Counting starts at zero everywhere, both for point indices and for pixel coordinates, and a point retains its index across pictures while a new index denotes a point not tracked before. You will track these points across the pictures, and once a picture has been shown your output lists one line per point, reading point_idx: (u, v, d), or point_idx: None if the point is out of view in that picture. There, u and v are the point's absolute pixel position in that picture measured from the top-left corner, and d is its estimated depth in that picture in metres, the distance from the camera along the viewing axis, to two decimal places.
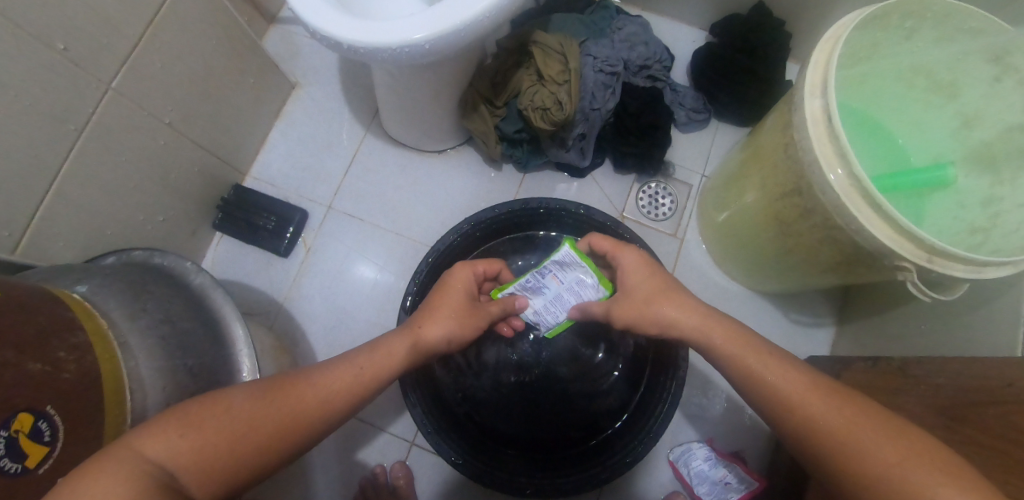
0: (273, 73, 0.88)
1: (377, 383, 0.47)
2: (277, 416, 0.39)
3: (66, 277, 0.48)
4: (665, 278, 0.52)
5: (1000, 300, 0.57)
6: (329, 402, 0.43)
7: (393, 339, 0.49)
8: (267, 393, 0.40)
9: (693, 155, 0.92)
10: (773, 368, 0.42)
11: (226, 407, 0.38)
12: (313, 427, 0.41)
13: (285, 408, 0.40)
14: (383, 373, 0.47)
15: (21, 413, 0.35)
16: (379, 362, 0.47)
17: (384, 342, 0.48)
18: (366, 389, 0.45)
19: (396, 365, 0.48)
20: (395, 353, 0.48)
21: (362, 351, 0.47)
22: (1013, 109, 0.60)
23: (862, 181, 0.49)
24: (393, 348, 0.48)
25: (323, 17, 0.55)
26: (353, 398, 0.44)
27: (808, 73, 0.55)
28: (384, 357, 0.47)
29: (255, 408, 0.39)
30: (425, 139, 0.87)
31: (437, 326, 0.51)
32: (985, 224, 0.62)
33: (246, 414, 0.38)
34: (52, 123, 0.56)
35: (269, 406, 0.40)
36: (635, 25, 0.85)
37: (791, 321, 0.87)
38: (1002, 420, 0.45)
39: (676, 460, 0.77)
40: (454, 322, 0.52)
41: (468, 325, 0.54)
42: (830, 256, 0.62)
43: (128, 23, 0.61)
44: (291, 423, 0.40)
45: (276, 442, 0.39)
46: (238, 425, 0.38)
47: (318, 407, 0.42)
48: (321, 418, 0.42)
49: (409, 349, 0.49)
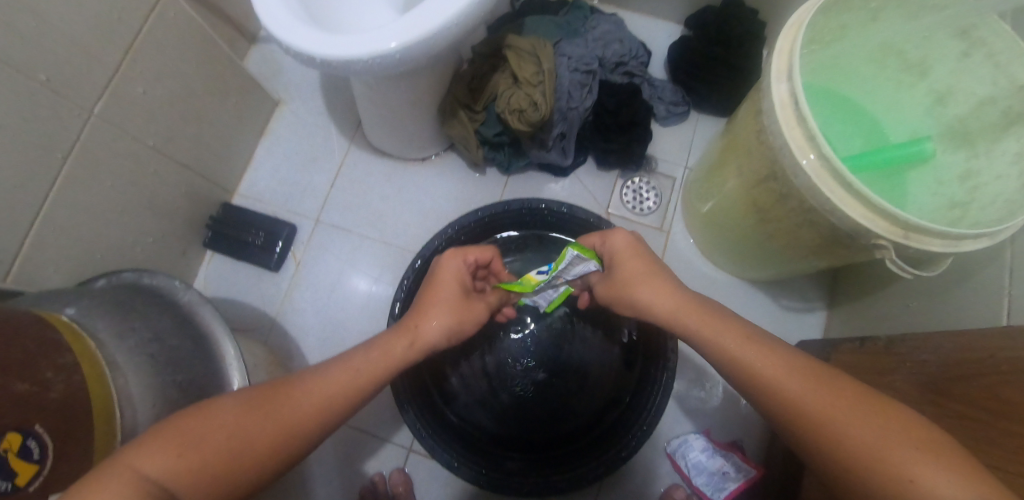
0: (255, 91, 0.90)
1: (376, 383, 0.46)
2: (275, 425, 0.40)
3: (54, 301, 0.49)
4: (652, 261, 0.52)
5: (984, 273, 0.58)
6: (328, 407, 0.43)
7: (389, 338, 0.49)
8: (262, 400, 0.40)
9: (674, 149, 0.92)
10: (754, 349, 0.42)
11: (218, 419, 0.38)
12: (314, 431, 0.42)
13: (283, 414, 0.40)
14: (383, 372, 0.46)
15: (8, 433, 0.35)
16: (377, 364, 0.46)
17: (380, 343, 0.48)
18: (366, 391, 0.45)
19: (393, 365, 0.47)
20: (392, 353, 0.48)
21: (359, 352, 0.47)
22: (985, 82, 0.61)
23: (833, 162, 0.50)
24: (390, 347, 0.48)
25: (295, 33, 0.56)
26: (352, 401, 0.44)
27: (773, 59, 0.56)
28: (383, 356, 0.47)
29: (251, 418, 0.39)
30: (408, 148, 0.88)
31: (433, 321, 0.51)
32: (964, 198, 0.62)
33: (242, 423, 0.39)
34: (38, 152, 0.58)
35: (266, 415, 0.40)
36: (609, 23, 0.87)
37: (781, 307, 0.87)
38: (986, 390, 0.45)
39: (674, 452, 0.77)
40: (449, 316, 0.51)
41: (463, 316, 0.53)
42: (809, 238, 0.62)
43: (108, 50, 0.62)
44: (290, 430, 0.40)
45: (276, 449, 0.39)
46: (234, 437, 0.38)
47: (317, 413, 0.42)
48: (321, 423, 0.42)
49: (405, 348, 0.48)
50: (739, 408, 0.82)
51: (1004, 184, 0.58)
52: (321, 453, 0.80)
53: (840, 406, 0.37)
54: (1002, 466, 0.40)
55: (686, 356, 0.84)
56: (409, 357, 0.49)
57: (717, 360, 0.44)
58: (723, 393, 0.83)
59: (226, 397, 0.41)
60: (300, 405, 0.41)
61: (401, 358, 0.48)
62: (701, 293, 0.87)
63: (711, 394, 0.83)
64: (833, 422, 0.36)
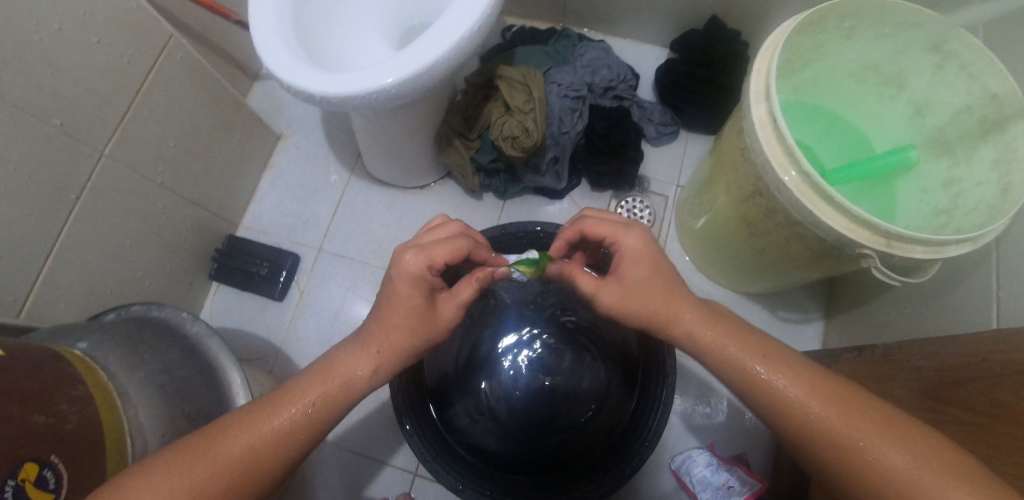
0: (259, 127, 0.93)
1: (334, 410, 0.44)
2: (226, 469, 0.40)
3: (67, 336, 0.51)
4: (664, 270, 0.50)
5: (972, 278, 0.59)
6: (285, 442, 0.42)
7: (346, 357, 0.46)
8: (215, 443, 0.40)
9: (666, 168, 0.95)
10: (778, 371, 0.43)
11: (170, 468, 0.39)
12: (275, 465, 0.42)
13: (234, 458, 0.40)
14: (341, 399, 0.45)
15: (25, 463, 0.37)
16: (332, 388, 0.44)
17: (334, 366, 0.45)
18: (322, 419, 0.44)
19: (349, 387, 0.45)
20: (349, 375, 0.45)
21: (313, 380, 0.45)
22: (959, 92, 0.63)
23: (813, 177, 0.52)
24: (346, 368, 0.45)
25: (295, 72, 0.59)
26: (307, 433, 0.43)
27: (752, 81, 0.58)
28: (339, 381, 0.45)
29: (199, 465, 0.39)
30: (407, 176, 0.91)
31: (392, 331, 0.47)
32: (948, 205, 0.64)
33: (191, 472, 0.39)
34: (52, 192, 0.60)
35: (214, 460, 0.40)
36: (597, 50, 0.91)
37: (779, 319, 0.88)
38: (979, 393, 0.46)
39: (679, 467, 0.77)
40: (411, 329, 0.47)
41: (427, 320, 0.48)
42: (798, 250, 0.64)
43: (117, 94, 0.65)
44: (245, 470, 0.40)
45: (236, 489, 0.40)
46: (184, 486, 0.38)
47: (274, 447, 0.42)
48: (281, 456, 0.42)
49: (359, 369, 0.46)
50: (742, 422, 0.82)
51: (984, 190, 0.59)
52: (326, 481, 0.80)
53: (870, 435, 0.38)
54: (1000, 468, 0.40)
55: (687, 373, 0.85)
56: (369, 378, 0.46)
57: (733, 377, 0.45)
58: (728, 408, 0.83)
59: (196, 432, 0.42)
60: (252, 442, 0.41)
61: (359, 378, 0.45)
62: None
63: (716, 409, 0.83)
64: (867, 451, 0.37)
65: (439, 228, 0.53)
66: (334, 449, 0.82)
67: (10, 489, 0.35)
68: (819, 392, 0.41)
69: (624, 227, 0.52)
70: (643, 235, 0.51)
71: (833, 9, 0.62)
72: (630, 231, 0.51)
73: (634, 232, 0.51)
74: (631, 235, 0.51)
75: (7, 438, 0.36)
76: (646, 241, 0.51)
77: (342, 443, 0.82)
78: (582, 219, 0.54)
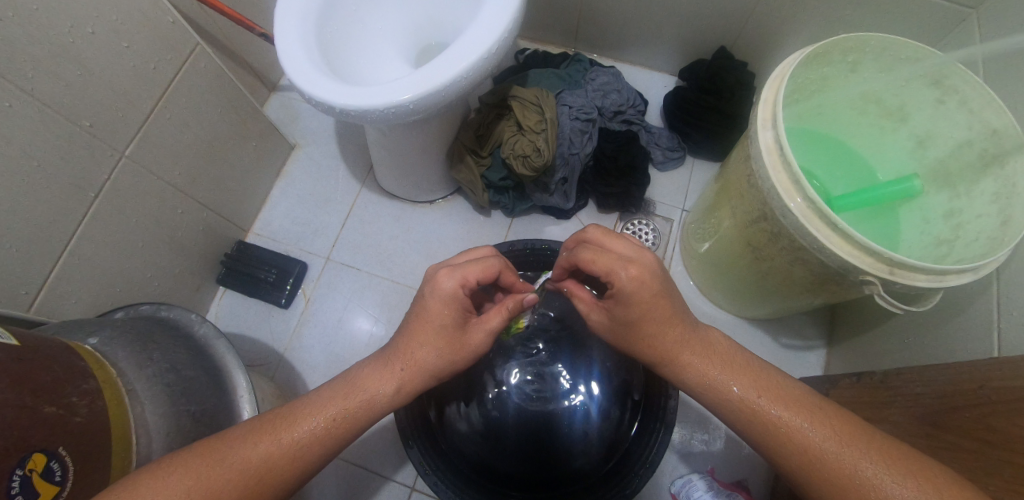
0: (274, 136, 0.95)
1: (352, 427, 0.44)
2: (244, 476, 0.39)
3: (78, 331, 0.52)
4: (666, 292, 0.48)
5: (973, 308, 0.60)
6: (302, 454, 0.42)
7: (372, 372, 0.47)
8: (236, 449, 0.40)
9: (672, 192, 0.97)
10: (773, 397, 0.44)
11: (189, 469, 0.38)
12: (291, 475, 0.41)
13: (253, 466, 0.40)
14: (361, 416, 0.45)
15: (34, 453, 0.37)
16: (353, 404, 0.45)
17: (358, 382, 0.46)
18: (341, 434, 0.44)
19: (371, 405, 0.45)
20: (375, 393, 0.46)
21: (337, 393, 0.45)
22: (959, 126, 0.65)
23: (818, 203, 0.54)
24: (372, 385, 0.46)
25: (318, 85, 0.61)
26: (326, 447, 0.43)
27: (759, 109, 0.60)
28: (362, 398, 0.45)
29: (219, 469, 0.39)
30: (417, 191, 0.92)
31: (421, 347, 0.47)
32: (949, 236, 0.65)
33: (210, 476, 0.38)
34: (72, 190, 0.62)
35: (232, 465, 0.40)
36: (607, 75, 0.93)
37: (781, 346, 0.88)
38: (981, 422, 0.47)
39: (680, 491, 0.76)
40: (439, 348, 0.47)
41: (454, 340, 0.48)
42: (802, 276, 0.65)
43: (142, 97, 0.67)
44: (261, 478, 0.40)
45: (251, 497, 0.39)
46: (201, 490, 0.38)
47: (293, 458, 0.42)
48: (297, 468, 0.42)
49: (383, 386, 0.46)
50: (743, 448, 0.82)
51: (985, 221, 0.60)
52: (322, 492, 0.80)
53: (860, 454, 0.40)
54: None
55: (687, 399, 0.84)
56: (391, 396, 0.46)
57: (726, 404, 0.46)
58: (726, 435, 0.83)
59: (214, 436, 0.42)
60: (273, 451, 0.41)
61: (384, 396, 0.46)
62: None
63: (714, 436, 0.83)
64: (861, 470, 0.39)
65: (473, 251, 0.55)
66: (332, 460, 0.81)
67: (18, 478, 0.35)
68: (813, 415, 0.42)
69: (618, 269, 0.46)
70: (636, 274, 0.46)
71: (838, 43, 0.64)
72: (628, 269, 0.46)
73: (631, 271, 0.46)
74: (622, 274, 0.46)
75: (19, 427, 0.37)
76: (643, 278, 0.46)
77: (342, 454, 0.81)
78: (578, 252, 0.49)
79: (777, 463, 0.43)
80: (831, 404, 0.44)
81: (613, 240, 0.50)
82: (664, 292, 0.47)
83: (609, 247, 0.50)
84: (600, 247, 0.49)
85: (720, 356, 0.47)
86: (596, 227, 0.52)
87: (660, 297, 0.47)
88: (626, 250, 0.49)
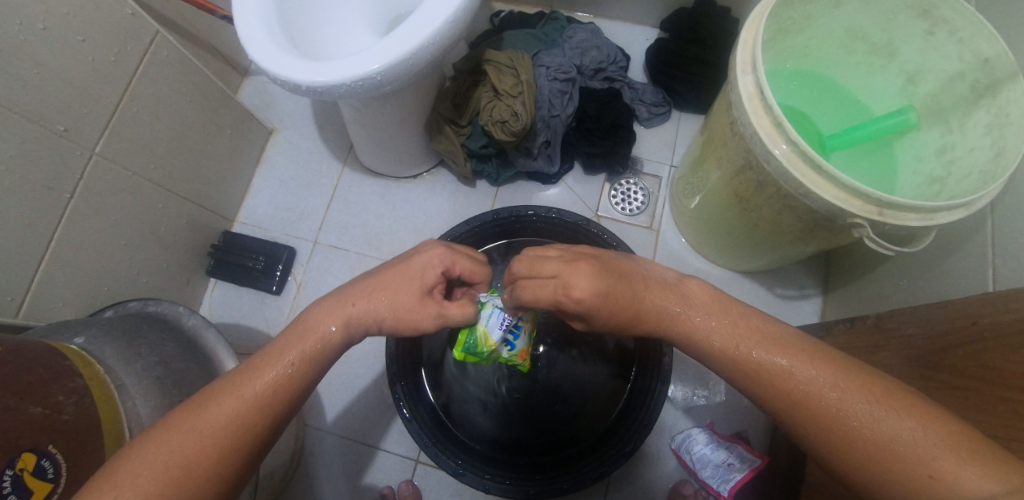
0: (250, 122, 0.93)
1: (311, 370, 0.45)
2: (216, 439, 0.39)
3: (63, 331, 0.51)
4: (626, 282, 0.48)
5: (971, 243, 0.59)
6: (267, 404, 0.42)
7: (320, 315, 0.47)
8: (202, 414, 0.40)
9: (660, 148, 0.94)
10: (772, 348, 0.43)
11: (158, 442, 0.38)
12: (263, 426, 0.42)
13: (222, 428, 0.40)
14: (316, 357, 0.45)
15: (22, 453, 0.38)
16: (307, 348, 0.45)
17: (308, 324, 0.46)
18: (304, 378, 0.44)
19: (323, 346, 0.46)
20: (324, 334, 0.46)
21: (289, 342, 0.45)
22: (950, 58, 0.62)
23: (804, 148, 0.52)
24: (318, 327, 0.46)
25: (282, 64, 0.58)
26: (291, 389, 0.44)
27: (738, 52, 0.58)
28: (312, 340, 0.46)
29: (190, 438, 0.39)
30: (399, 166, 0.91)
31: (363, 301, 0.47)
32: (942, 173, 0.63)
33: (184, 445, 0.38)
34: (46, 193, 0.61)
35: (201, 431, 0.39)
36: (585, 32, 0.90)
37: (777, 296, 0.88)
38: (977, 359, 0.46)
39: (679, 447, 0.77)
40: (387, 302, 0.48)
41: (408, 314, 0.48)
42: (792, 224, 0.63)
43: (105, 91, 0.65)
44: (236, 438, 0.40)
45: (225, 459, 0.39)
46: (178, 459, 0.38)
47: (260, 411, 0.42)
48: (266, 418, 0.42)
49: (331, 326, 0.46)
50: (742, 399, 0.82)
51: (978, 155, 0.58)
52: (329, 471, 0.81)
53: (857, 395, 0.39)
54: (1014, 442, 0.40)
55: (684, 356, 0.85)
56: (341, 338, 0.47)
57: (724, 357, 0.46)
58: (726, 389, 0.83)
59: (190, 399, 0.42)
60: (240, 407, 0.41)
61: (333, 337, 0.46)
62: None
63: (715, 391, 0.83)
64: (851, 410, 0.39)
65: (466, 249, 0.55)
66: (337, 439, 0.82)
67: (8, 478, 0.36)
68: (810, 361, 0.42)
69: (562, 301, 0.46)
70: (584, 297, 0.45)
71: None
72: (569, 293, 0.46)
73: (573, 293, 0.45)
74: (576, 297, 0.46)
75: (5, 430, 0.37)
76: (591, 295, 0.45)
77: (346, 432, 0.83)
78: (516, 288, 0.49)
79: (769, 413, 0.44)
80: (827, 348, 0.44)
81: (544, 264, 0.49)
82: (621, 284, 0.48)
83: (545, 271, 0.48)
84: (533, 281, 0.48)
85: (707, 318, 0.47)
86: (525, 259, 0.51)
87: (625, 298, 0.47)
88: (555, 272, 0.48)
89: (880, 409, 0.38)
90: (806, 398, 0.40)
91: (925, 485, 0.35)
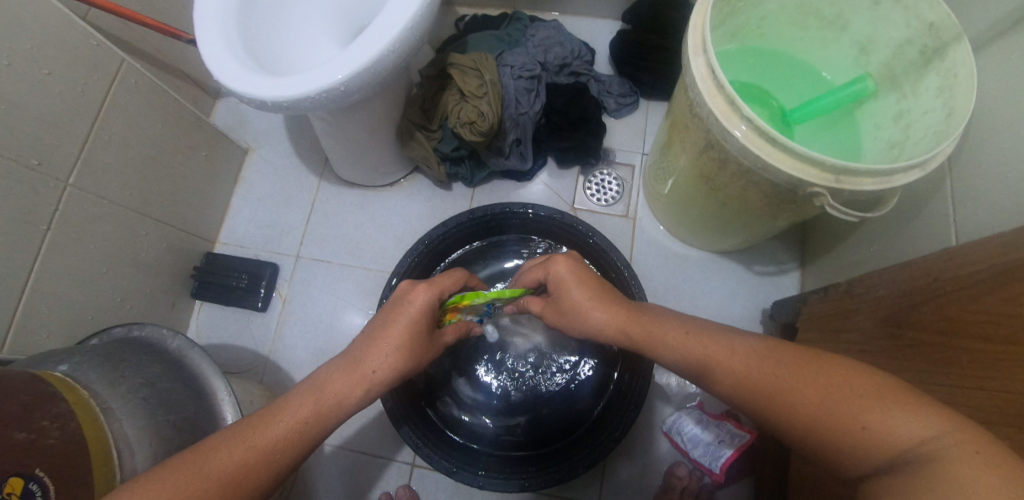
0: (224, 143, 0.93)
1: (321, 425, 0.45)
2: (219, 485, 0.40)
3: (47, 361, 0.52)
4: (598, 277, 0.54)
5: (933, 203, 0.60)
6: (272, 456, 0.42)
7: (332, 379, 0.47)
8: (208, 459, 0.41)
9: (630, 138, 0.96)
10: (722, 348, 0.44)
11: (161, 483, 0.39)
12: (266, 475, 0.42)
13: (226, 474, 0.40)
14: (327, 415, 0.45)
15: (9, 478, 0.39)
16: (319, 406, 0.45)
17: (324, 381, 0.46)
18: (314, 430, 0.45)
19: (340, 404, 0.46)
20: (339, 395, 0.46)
21: (301, 393, 0.46)
22: (899, 26, 0.64)
23: (759, 124, 0.53)
24: (331, 388, 0.46)
25: (245, 81, 0.60)
26: (298, 443, 0.44)
27: (689, 36, 0.59)
28: (325, 401, 0.45)
29: (195, 482, 0.39)
30: (374, 175, 0.92)
31: (376, 360, 0.48)
32: (901, 137, 0.64)
33: (188, 489, 0.39)
34: (22, 227, 0.61)
35: (205, 477, 0.40)
36: (548, 29, 0.91)
37: (756, 273, 0.89)
38: (937, 315, 0.48)
39: (670, 429, 0.78)
40: (396, 352, 0.49)
41: (416, 355, 0.50)
42: (757, 199, 0.65)
43: (74, 122, 0.66)
44: (236, 486, 0.40)
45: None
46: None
47: (266, 462, 0.42)
48: (270, 467, 0.42)
49: (348, 385, 0.46)
50: None
51: (933, 116, 0.60)
52: (327, 482, 0.82)
53: (803, 377, 0.39)
54: (978, 393, 0.41)
55: None
56: (355, 400, 0.47)
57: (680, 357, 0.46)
58: None
59: (200, 443, 0.42)
60: (245, 459, 0.41)
61: (344, 400, 0.46)
62: (674, 273, 0.90)
63: None
64: (795, 392, 0.38)
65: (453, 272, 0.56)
66: (333, 449, 0.83)
67: None
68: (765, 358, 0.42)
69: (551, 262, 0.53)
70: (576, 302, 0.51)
71: None
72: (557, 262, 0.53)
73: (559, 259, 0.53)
74: (577, 301, 0.51)
75: None
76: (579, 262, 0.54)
77: (341, 443, 0.83)
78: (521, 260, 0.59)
79: (722, 396, 0.44)
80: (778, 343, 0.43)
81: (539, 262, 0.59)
82: (595, 278, 0.53)
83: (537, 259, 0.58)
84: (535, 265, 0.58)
85: (663, 324, 0.48)
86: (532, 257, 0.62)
87: (596, 283, 0.53)
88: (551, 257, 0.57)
89: (823, 384, 0.37)
90: (747, 378, 0.41)
91: (862, 437, 0.34)
